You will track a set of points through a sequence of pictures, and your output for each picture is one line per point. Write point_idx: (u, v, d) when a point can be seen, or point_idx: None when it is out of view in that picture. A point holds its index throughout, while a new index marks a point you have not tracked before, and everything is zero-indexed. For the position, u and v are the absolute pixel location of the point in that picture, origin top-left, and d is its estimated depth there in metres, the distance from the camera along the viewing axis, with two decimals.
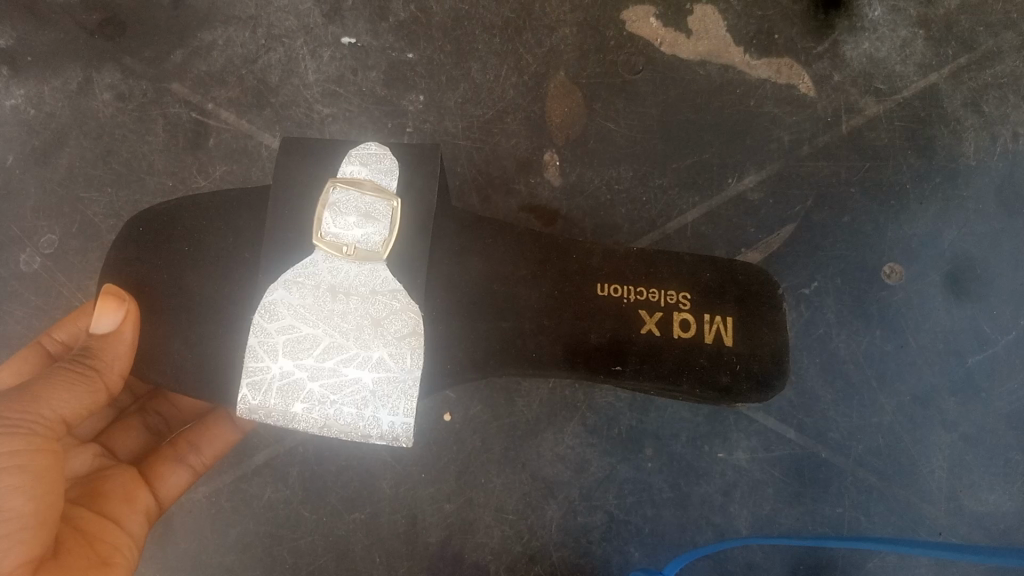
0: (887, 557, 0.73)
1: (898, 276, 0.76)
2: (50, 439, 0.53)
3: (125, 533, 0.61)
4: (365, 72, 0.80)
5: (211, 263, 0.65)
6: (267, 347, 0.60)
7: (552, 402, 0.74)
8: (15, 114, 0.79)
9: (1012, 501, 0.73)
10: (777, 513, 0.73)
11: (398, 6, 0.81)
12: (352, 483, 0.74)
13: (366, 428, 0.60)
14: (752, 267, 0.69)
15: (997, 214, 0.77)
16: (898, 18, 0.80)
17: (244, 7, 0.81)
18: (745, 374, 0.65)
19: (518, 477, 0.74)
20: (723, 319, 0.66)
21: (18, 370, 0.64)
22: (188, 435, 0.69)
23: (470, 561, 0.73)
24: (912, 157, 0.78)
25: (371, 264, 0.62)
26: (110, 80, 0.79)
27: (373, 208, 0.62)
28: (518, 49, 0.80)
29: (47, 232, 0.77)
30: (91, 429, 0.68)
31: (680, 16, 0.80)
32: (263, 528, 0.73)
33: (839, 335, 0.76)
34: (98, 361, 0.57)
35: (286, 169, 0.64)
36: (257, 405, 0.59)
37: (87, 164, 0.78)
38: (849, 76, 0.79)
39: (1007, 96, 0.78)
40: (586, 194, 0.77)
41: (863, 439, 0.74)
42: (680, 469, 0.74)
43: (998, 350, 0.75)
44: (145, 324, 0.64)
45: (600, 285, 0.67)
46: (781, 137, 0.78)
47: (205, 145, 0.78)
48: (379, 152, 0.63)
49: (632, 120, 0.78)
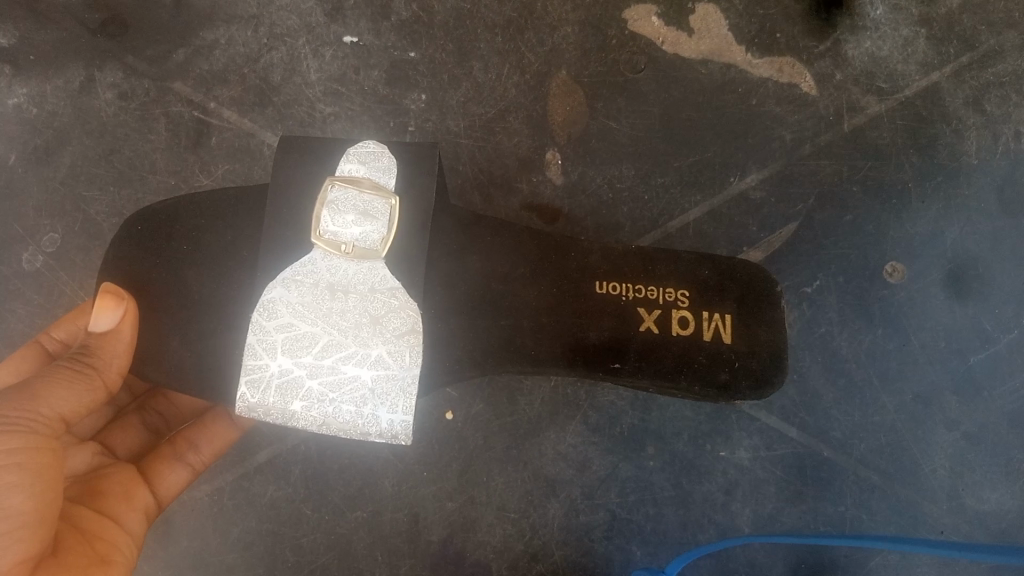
0: (888, 556, 0.73)
1: (899, 274, 0.76)
2: (48, 437, 0.53)
3: (124, 530, 0.61)
4: (367, 71, 0.80)
5: (210, 262, 0.65)
6: (266, 345, 0.60)
7: (553, 400, 0.75)
8: (18, 113, 0.79)
9: (1014, 500, 0.73)
10: (779, 512, 0.73)
11: (400, 5, 0.81)
12: (354, 481, 0.74)
13: (365, 426, 0.60)
14: (750, 264, 0.69)
15: (998, 213, 0.77)
16: (899, 17, 0.80)
17: (246, 7, 0.81)
18: (743, 372, 0.65)
19: (519, 476, 0.74)
20: (721, 317, 0.66)
21: (17, 369, 0.64)
22: (187, 433, 0.69)
23: (471, 559, 0.73)
24: (913, 156, 0.78)
25: (369, 262, 0.62)
26: (112, 79, 0.79)
27: (371, 206, 0.62)
28: (520, 48, 0.80)
29: (50, 231, 0.77)
30: (89, 428, 0.68)
31: (681, 15, 0.80)
32: (264, 527, 0.73)
33: (840, 334, 0.76)
34: (96, 359, 0.58)
35: (286, 168, 0.64)
36: (256, 403, 0.59)
37: (89, 163, 0.78)
38: (851, 75, 0.79)
39: (1009, 95, 0.78)
40: (588, 193, 0.77)
41: (864, 438, 0.74)
42: (682, 468, 0.74)
43: (999, 348, 0.75)
44: (143, 323, 0.64)
45: (599, 283, 0.67)
46: (783, 136, 0.78)
47: (207, 144, 0.79)
48: (377, 150, 0.64)
49: (633, 119, 0.78)
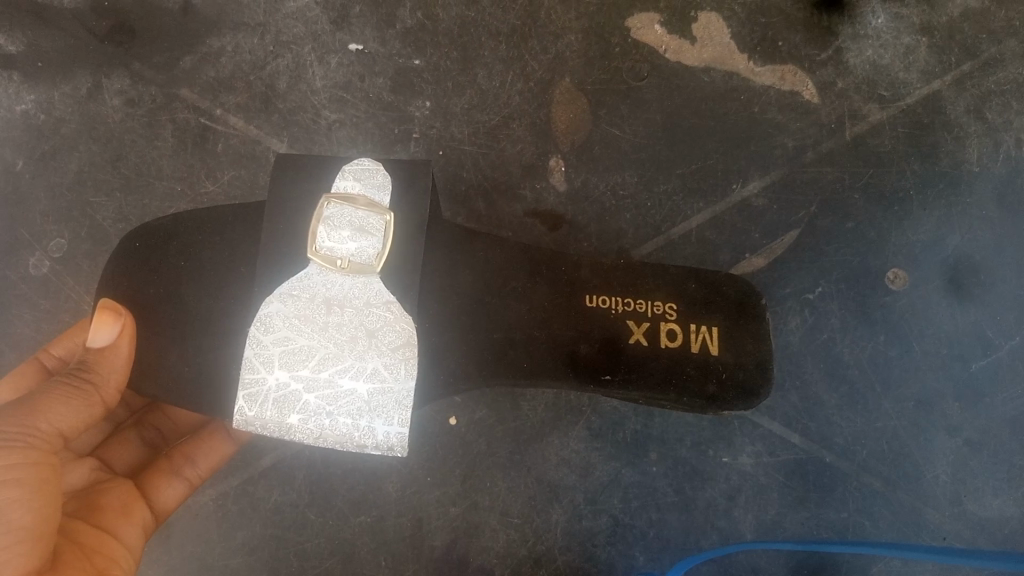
0: (891, 562, 0.73)
1: (901, 281, 0.77)
2: (47, 453, 0.53)
3: (122, 545, 0.61)
4: (373, 78, 0.80)
5: (207, 277, 0.66)
6: (264, 359, 0.61)
7: (556, 406, 0.75)
8: (26, 119, 0.79)
9: (1016, 507, 0.73)
10: (782, 517, 0.73)
11: (404, 13, 0.82)
12: (357, 486, 0.74)
13: (361, 439, 0.60)
14: (736, 278, 0.70)
15: (999, 216, 0.77)
16: (901, 25, 0.80)
17: (253, 14, 0.81)
18: (730, 384, 0.66)
19: (523, 481, 0.74)
20: (708, 329, 0.67)
21: (17, 385, 0.65)
22: (184, 449, 0.69)
23: (476, 564, 0.73)
24: (915, 162, 0.78)
25: (364, 276, 0.62)
26: (119, 86, 0.80)
27: (367, 222, 0.62)
28: (524, 55, 0.81)
29: (57, 237, 0.78)
30: (86, 444, 0.68)
31: (684, 24, 0.80)
32: (269, 532, 0.74)
33: (843, 341, 0.76)
34: (95, 375, 0.58)
35: (281, 185, 0.64)
36: (253, 416, 0.60)
37: (96, 169, 0.79)
38: (852, 83, 0.80)
39: (1010, 103, 0.79)
40: (592, 200, 0.78)
41: (866, 444, 0.74)
42: (685, 472, 0.74)
43: (1001, 355, 0.75)
44: (139, 340, 0.64)
45: (590, 296, 0.68)
46: (785, 144, 0.79)
47: (214, 149, 0.79)
48: (372, 168, 0.64)
49: (635, 125, 0.79)
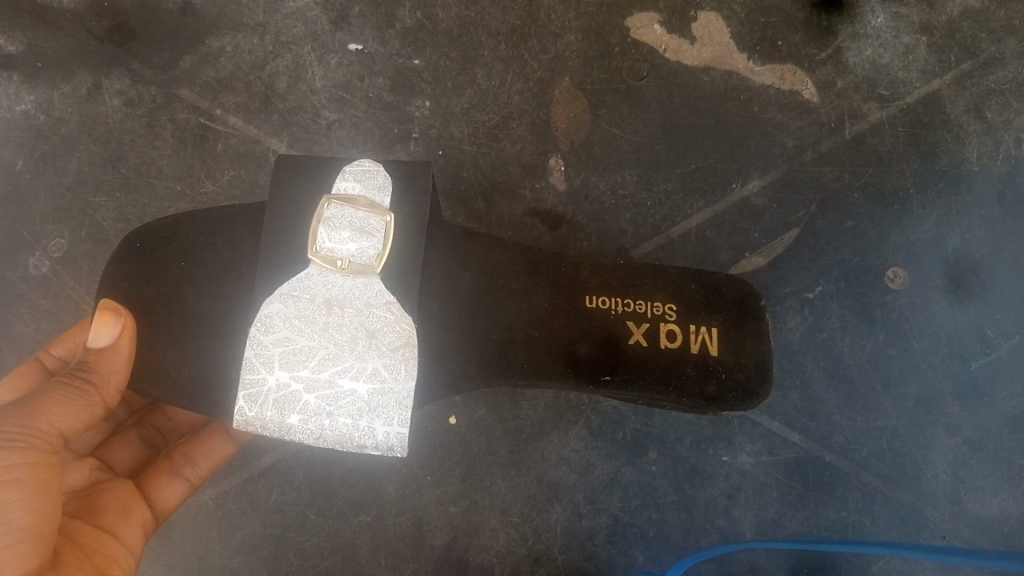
0: (891, 561, 0.73)
1: (900, 280, 0.77)
2: (47, 453, 0.53)
3: (123, 545, 0.61)
4: (372, 78, 0.80)
5: (207, 277, 0.66)
6: (264, 359, 0.61)
7: (555, 406, 0.75)
8: (25, 119, 0.79)
9: (1015, 506, 0.73)
10: (782, 516, 0.73)
11: (404, 13, 0.82)
12: (357, 485, 0.74)
13: (361, 439, 0.60)
14: (735, 279, 0.70)
15: (998, 215, 0.77)
16: (900, 25, 0.80)
17: (253, 14, 0.82)
18: (730, 384, 0.66)
19: (523, 480, 0.74)
20: (707, 330, 0.67)
21: (18, 385, 0.65)
22: (184, 449, 0.69)
23: (475, 563, 0.73)
24: (914, 162, 0.78)
25: (365, 277, 0.62)
26: (119, 86, 0.80)
27: (367, 223, 0.62)
28: (524, 55, 0.81)
29: (56, 237, 0.78)
30: (86, 445, 0.68)
31: (684, 23, 0.80)
32: (269, 531, 0.74)
33: (842, 340, 0.76)
34: (95, 376, 0.58)
35: (281, 186, 0.64)
36: (253, 417, 0.60)
37: (96, 169, 0.79)
38: (852, 82, 0.80)
39: (1009, 102, 0.79)
40: (591, 200, 0.78)
41: (865, 443, 0.74)
42: (685, 471, 0.74)
43: (1001, 354, 0.75)
44: (140, 340, 0.64)
45: (589, 297, 0.68)
46: (784, 143, 0.79)
47: (213, 149, 0.79)
48: (372, 168, 0.64)
49: (635, 125, 0.79)
